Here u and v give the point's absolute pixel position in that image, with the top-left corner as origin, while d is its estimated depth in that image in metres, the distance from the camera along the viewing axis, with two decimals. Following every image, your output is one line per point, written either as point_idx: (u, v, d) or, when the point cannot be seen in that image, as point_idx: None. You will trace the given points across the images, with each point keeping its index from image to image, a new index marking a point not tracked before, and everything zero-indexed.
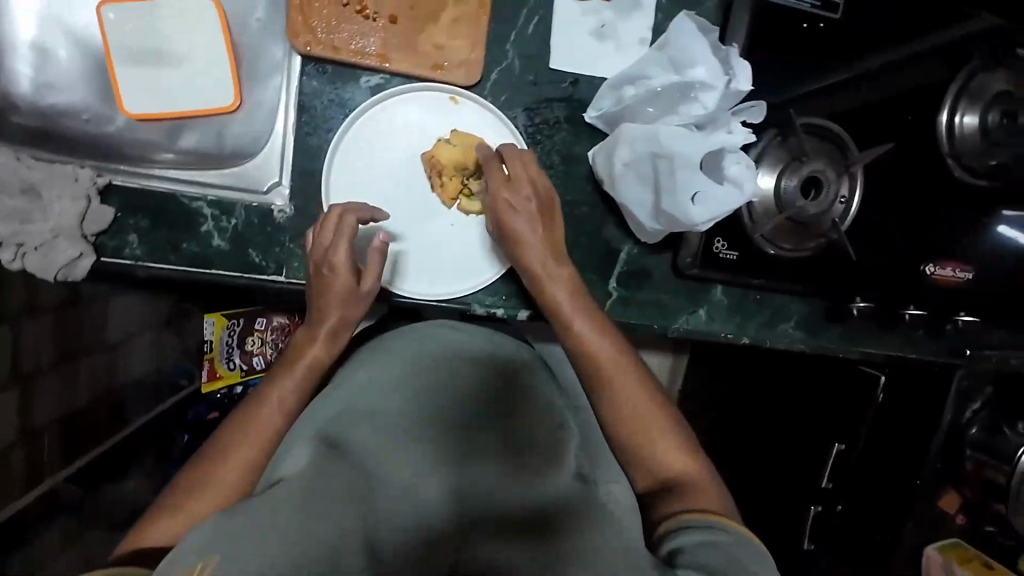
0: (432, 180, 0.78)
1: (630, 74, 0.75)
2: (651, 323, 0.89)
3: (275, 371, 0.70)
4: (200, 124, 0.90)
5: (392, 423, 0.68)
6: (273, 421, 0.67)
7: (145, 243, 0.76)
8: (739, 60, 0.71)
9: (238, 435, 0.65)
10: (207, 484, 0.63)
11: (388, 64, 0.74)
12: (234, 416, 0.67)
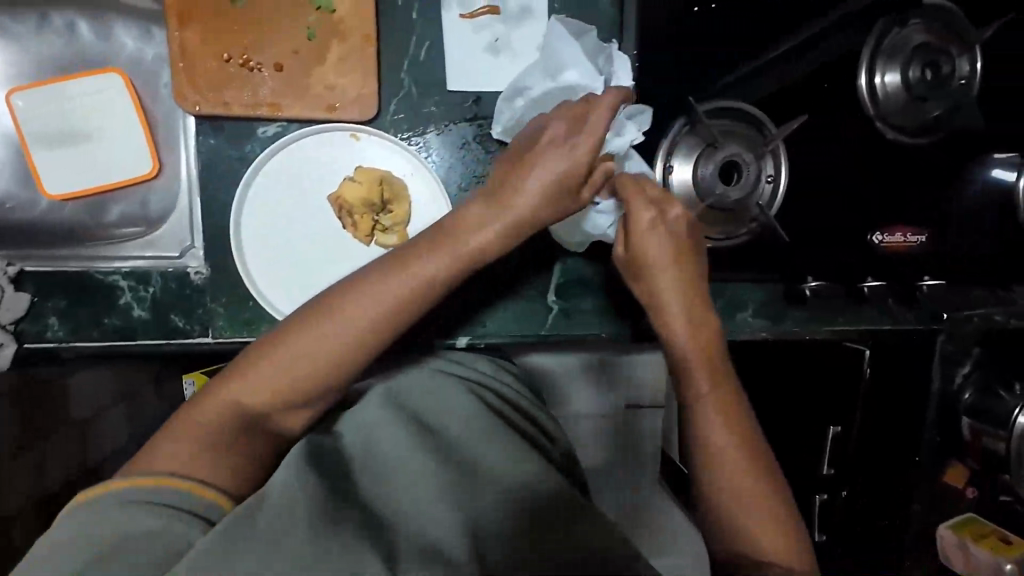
0: (344, 220, 0.77)
1: (515, 86, 0.71)
2: (598, 332, 0.86)
3: (281, 332, 0.56)
4: (123, 195, 0.90)
5: (384, 442, 0.55)
6: (309, 372, 0.54)
7: (66, 324, 0.75)
8: (617, 58, 0.69)
9: (248, 389, 0.54)
10: (218, 412, 0.53)
11: (280, 112, 0.74)
12: (234, 369, 0.55)
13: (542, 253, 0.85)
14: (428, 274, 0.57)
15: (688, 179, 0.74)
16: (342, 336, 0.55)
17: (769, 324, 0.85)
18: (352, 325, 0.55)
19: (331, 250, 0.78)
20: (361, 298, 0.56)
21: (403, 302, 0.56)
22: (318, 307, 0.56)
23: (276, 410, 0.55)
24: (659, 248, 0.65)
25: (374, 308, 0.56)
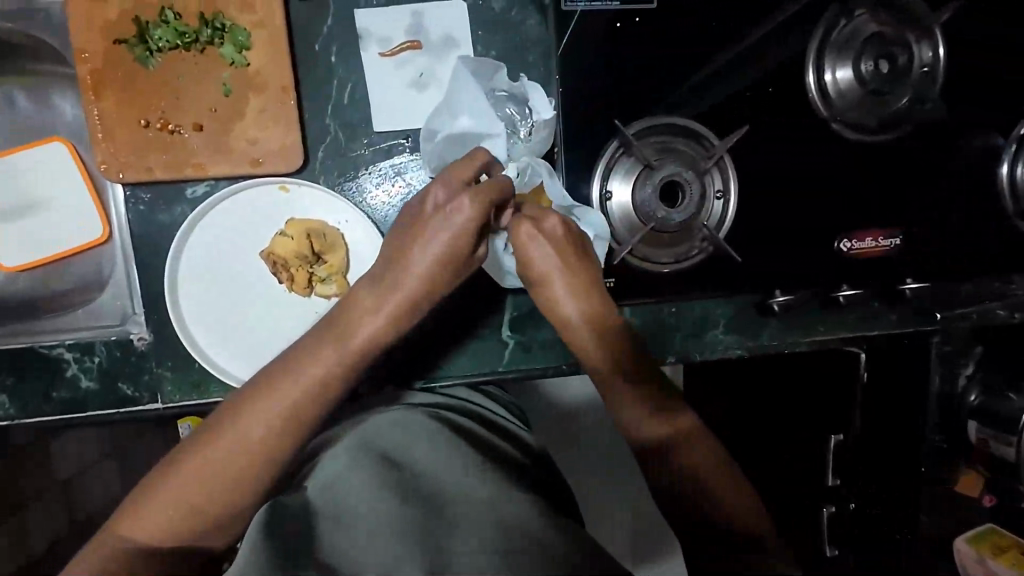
0: (280, 275, 0.75)
1: (434, 130, 0.69)
2: (559, 363, 0.82)
3: (183, 449, 0.55)
4: (79, 260, 0.90)
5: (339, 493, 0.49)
6: (232, 452, 0.53)
7: (17, 400, 0.76)
8: (531, 95, 0.70)
9: (155, 512, 0.52)
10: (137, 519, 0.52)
11: (204, 172, 0.72)
12: (136, 496, 0.53)
13: (492, 287, 0.81)
14: (323, 370, 0.57)
15: (629, 202, 0.69)
16: (241, 444, 0.54)
17: (742, 339, 0.83)
18: (248, 430, 0.54)
19: (271, 305, 0.76)
20: (259, 404, 0.55)
21: (299, 400, 0.55)
22: (214, 419, 0.56)
23: (192, 525, 0.52)
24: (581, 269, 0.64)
25: (271, 412, 0.55)
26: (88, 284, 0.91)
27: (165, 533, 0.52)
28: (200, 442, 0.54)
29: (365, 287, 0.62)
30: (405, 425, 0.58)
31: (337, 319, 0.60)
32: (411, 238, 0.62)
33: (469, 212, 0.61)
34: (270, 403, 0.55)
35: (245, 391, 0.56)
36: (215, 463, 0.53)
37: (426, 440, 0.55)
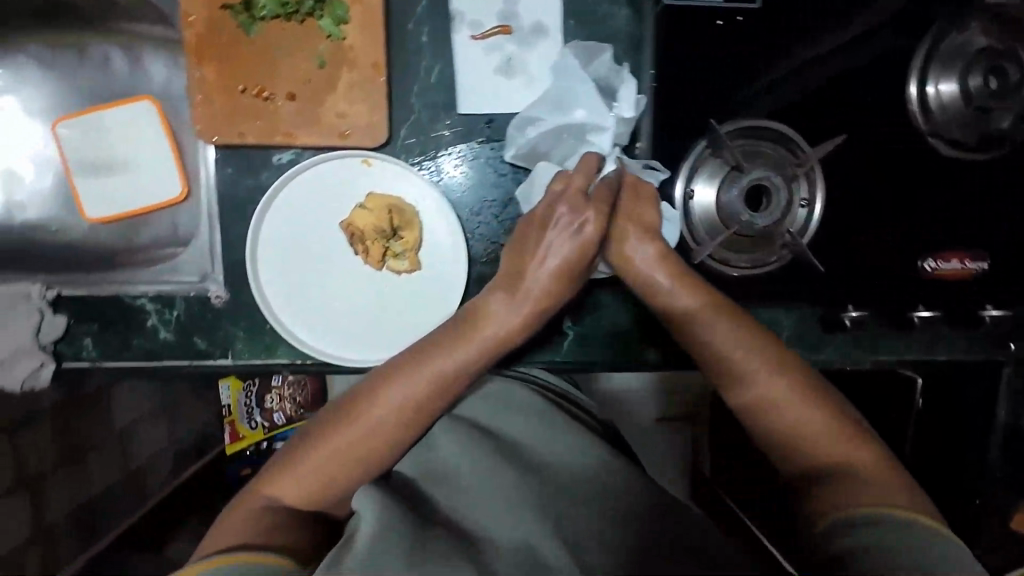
0: (355, 247, 0.77)
1: (527, 117, 0.72)
2: (616, 359, 0.82)
3: (321, 428, 0.59)
4: (157, 217, 0.95)
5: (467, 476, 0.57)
6: (379, 422, 0.58)
7: (99, 345, 0.79)
8: (627, 88, 0.70)
9: (298, 478, 0.57)
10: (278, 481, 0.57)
11: (293, 141, 0.74)
12: (278, 464, 0.59)
13: None
14: (452, 366, 0.60)
15: (711, 202, 0.69)
16: (372, 426, 0.58)
17: (801, 353, 0.77)
18: (380, 420, 0.58)
19: (345, 275, 0.78)
20: (392, 395, 0.59)
21: (429, 398, 0.59)
22: (349, 401, 0.60)
23: (325, 498, 0.58)
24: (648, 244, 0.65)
25: (405, 405, 0.58)
26: (164, 240, 0.95)
27: (302, 502, 0.57)
28: (337, 423, 0.59)
29: (499, 292, 0.63)
30: (511, 419, 0.66)
31: (467, 316, 0.63)
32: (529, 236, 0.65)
33: (594, 225, 0.64)
34: (403, 396, 0.59)
35: (378, 378, 0.60)
36: (349, 440, 0.58)
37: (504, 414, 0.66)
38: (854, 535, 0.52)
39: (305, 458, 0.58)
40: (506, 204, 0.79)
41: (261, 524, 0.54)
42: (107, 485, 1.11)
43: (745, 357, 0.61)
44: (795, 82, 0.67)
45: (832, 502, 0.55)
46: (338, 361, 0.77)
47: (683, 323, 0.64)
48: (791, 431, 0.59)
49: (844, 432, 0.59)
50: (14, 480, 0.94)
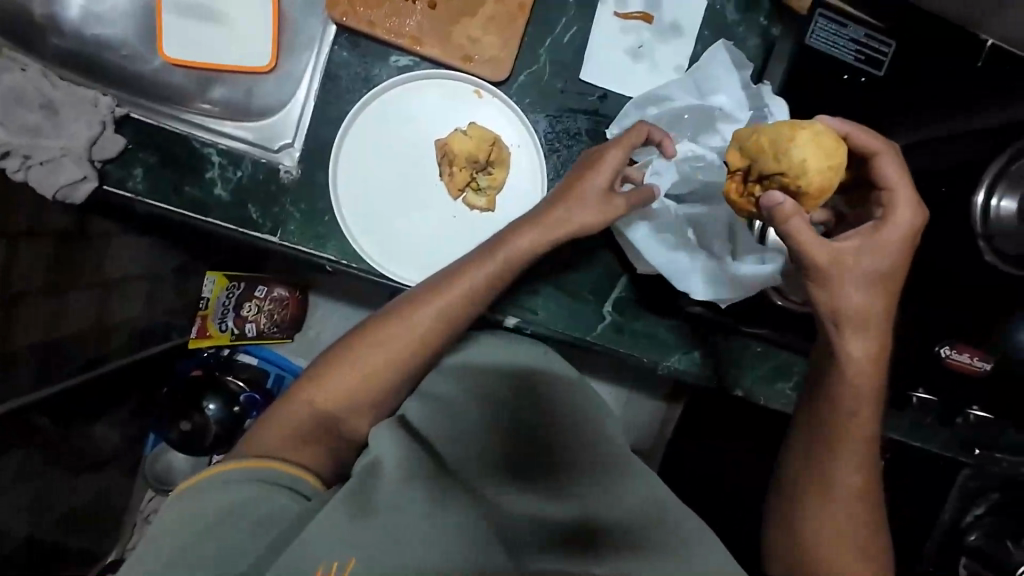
0: (442, 168, 0.77)
1: (655, 95, 0.74)
2: (642, 357, 0.87)
3: (331, 363, 0.68)
4: (232, 80, 0.91)
5: (483, 433, 0.66)
6: (406, 336, 0.68)
7: (148, 179, 0.75)
8: (772, 99, 0.69)
9: (328, 390, 0.66)
10: (312, 390, 0.67)
11: (418, 48, 0.74)
12: (292, 397, 0.67)
13: (611, 263, 0.85)
14: (479, 277, 0.68)
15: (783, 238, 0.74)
16: (398, 334, 0.68)
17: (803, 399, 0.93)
18: (387, 357, 0.67)
19: (420, 192, 0.78)
20: (397, 338, 0.67)
21: (430, 339, 0.68)
22: (357, 337, 0.69)
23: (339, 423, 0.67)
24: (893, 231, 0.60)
25: (406, 345, 0.68)
26: (231, 103, 0.92)
27: (318, 427, 0.66)
28: (346, 360, 0.68)
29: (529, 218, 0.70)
30: (512, 372, 0.71)
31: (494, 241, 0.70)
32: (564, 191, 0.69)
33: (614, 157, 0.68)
34: (407, 341, 0.68)
35: (394, 312, 0.69)
36: (375, 351, 0.67)
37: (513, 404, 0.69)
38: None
39: (319, 391, 0.66)
40: None
41: (287, 444, 0.63)
42: (75, 331, 1.02)
43: (849, 427, 0.69)
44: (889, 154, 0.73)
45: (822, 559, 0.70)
46: (386, 272, 0.77)
47: (835, 394, 0.68)
48: (823, 498, 0.71)
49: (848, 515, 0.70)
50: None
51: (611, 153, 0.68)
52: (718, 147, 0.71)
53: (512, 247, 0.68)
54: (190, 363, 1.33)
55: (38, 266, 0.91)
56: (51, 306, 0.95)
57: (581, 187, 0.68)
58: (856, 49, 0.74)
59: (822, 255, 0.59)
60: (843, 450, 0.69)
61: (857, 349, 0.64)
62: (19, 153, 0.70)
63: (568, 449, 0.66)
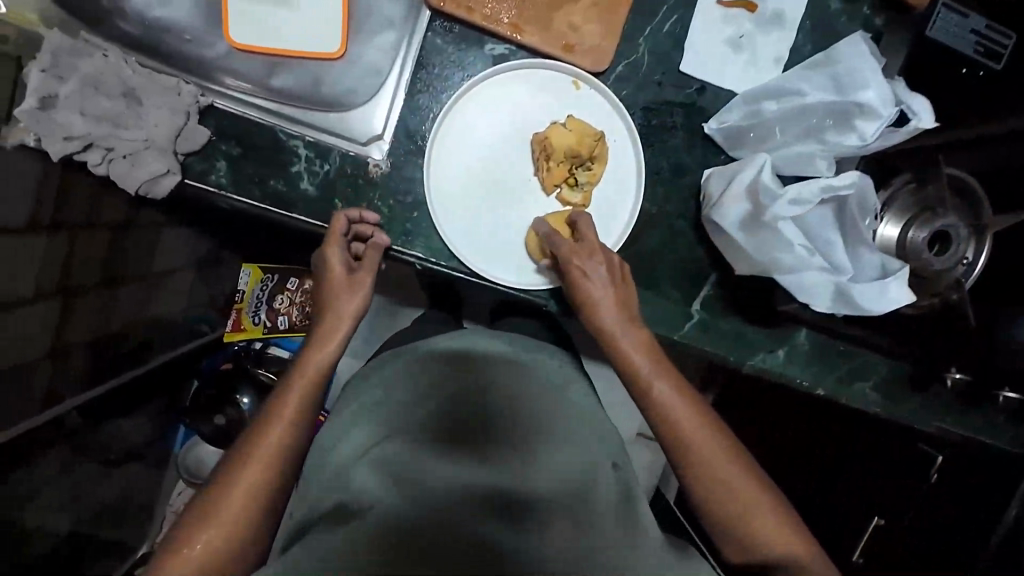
0: (539, 163, 0.74)
1: (779, 88, 0.71)
2: (727, 355, 0.84)
3: (224, 463, 0.59)
4: (298, 67, 0.83)
5: (409, 440, 0.54)
6: (317, 377, 0.63)
7: (232, 172, 0.72)
8: (916, 95, 0.66)
9: (241, 478, 0.57)
10: (225, 484, 0.57)
11: (518, 36, 0.72)
12: (166, 551, 0.55)
13: (701, 262, 0.83)
14: (355, 302, 0.67)
15: (894, 237, 0.73)
16: (310, 374, 0.63)
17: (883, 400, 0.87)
18: (264, 449, 0.59)
19: (513, 187, 0.75)
20: (271, 424, 0.60)
21: (303, 414, 0.62)
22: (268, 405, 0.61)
23: (234, 548, 0.56)
24: (602, 293, 0.67)
25: (281, 427, 0.60)
26: (292, 92, 0.83)
27: (209, 562, 0.55)
28: (222, 475, 0.58)
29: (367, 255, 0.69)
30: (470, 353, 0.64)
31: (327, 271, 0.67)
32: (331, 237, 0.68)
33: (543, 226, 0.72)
34: (279, 426, 0.60)
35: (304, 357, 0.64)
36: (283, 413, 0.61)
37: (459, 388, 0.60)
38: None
39: (200, 524, 0.56)
40: (685, 175, 0.80)
41: (212, 552, 0.55)
42: (122, 327, 0.95)
43: (701, 438, 0.63)
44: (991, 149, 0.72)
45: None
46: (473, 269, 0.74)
47: (666, 410, 0.64)
48: (727, 505, 0.62)
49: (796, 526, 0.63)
50: (52, 286, 0.79)
51: (332, 255, 0.67)
52: (855, 145, 0.67)
53: (333, 317, 0.66)
54: (218, 357, 1.18)
55: (96, 258, 0.84)
56: (108, 301, 0.89)
57: (333, 281, 0.67)
58: (978, 40, 0.69)
59: (608, 324, 0.67)
60: (729, 457, 0.63)
61: (644, 370, 0.65)
62: (101, 146, 0.67)
63: (529, 444, 0.56)
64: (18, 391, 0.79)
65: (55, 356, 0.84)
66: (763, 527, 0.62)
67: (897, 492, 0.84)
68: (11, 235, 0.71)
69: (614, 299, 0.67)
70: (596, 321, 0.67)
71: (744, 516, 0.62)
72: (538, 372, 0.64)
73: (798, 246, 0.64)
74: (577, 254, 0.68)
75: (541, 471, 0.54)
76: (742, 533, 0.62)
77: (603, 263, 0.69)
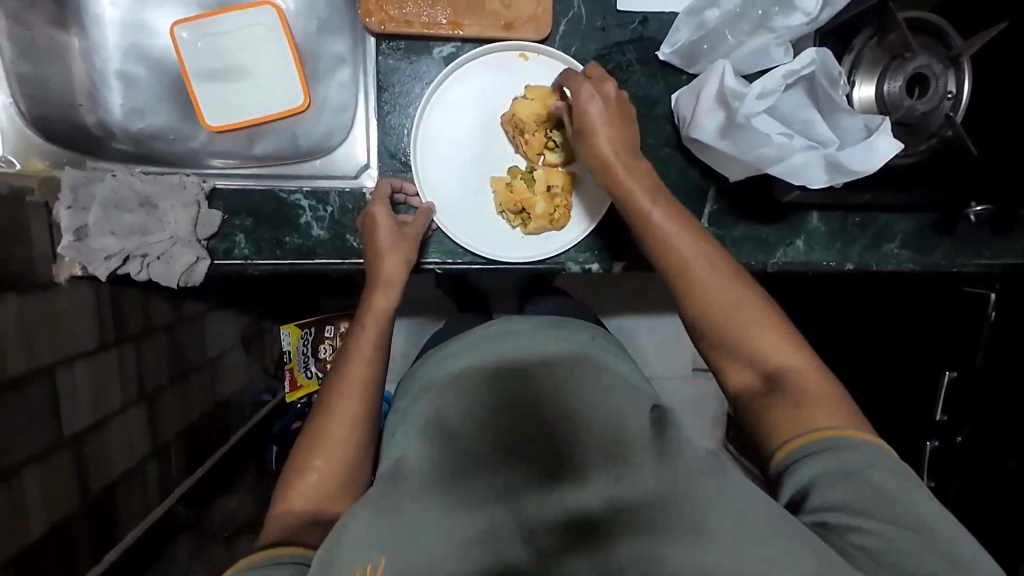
0: (516, 140, 0.78)
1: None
2: (750, 261, 0.86)
3: (313, 421, 0.61)
4: (277, 128, 0.89)
5: (477, 444, 0.55)
6: (376, 339, 0.66)
7: (251, 242, 0.78)
8: None
9: (333, 439, 0.59)
10: (319, 444, 0.59)
11: (460, 31, 0.75)
12: (285, 476, 0.58)
13: (698, 180, 0.84)
14: (394, 262, 0.69)
15: (871, 96, 0.74)
16: (376, 336, 0.66)
17: (915, 254, 0.90)
18: (356, 387, 0.62)
19: (499, 168, 0.80)
20: (355, 366, 0.64)
21: (381, 359, 0.65)
22: (341, 366, 0.64)
23: (341, 484, 0.58)
24: (596, 112, 0.69)
25: (363, 367, 0.64)
26: (281, 152, 0.89)
27: (322, 497, 0.57)
28: (322, 410, 0.62)
29: (390, 214, 0.71)
30: (509, 356, 0.66)
31: (368, 237, 0.71)
32: (374, 203, 0.72)
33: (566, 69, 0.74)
34: (363, 367, 0.64)
35: (362, 316, 0.67)
36: (356, 377, 0.63)
37: (512, 378, 0.63)
38: (813, 475, 0.52)
39: (310, 454, 0.59)
40: (655, 105, 0.82)
41: (312, 505, 0.57)
42: (204, 411, 1.04)
43: (694, 254, 0.63)
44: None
45: (789, 424, 0.55)
46: (490, 257, 0.79)
47: (659, 236, 0.65)
48: (717, 322, 0.61)
49: (806, 353, 0.59)
50: (134, 394, 0.87)
51: (377, 211, 0.71)
52: (803, 23, 0.70)
53: (384, 266, 0.68)
54: (289, 419, 1.12)
55: (160, 358, 0.93)
56: (180, 392, 0.97)
57: (381, 238, 0.70)
58: None
59: (601, 148, 0.68)
60: (732, 277, 0.62)
61: (654, 215, 0.65)
62: (137, 255, 0.74)
63: (563, 399, 0.60)
64: (137, 489, 0.88)
65: (157, 453, 0.92)
66: (757, 343, 0.59)
67: (961, 333, 0.88)
68: (89, 358, 0.79)
69: (612, 127, 0.69)
70: (585, 144, 0.70)
71: (734, 328, 0.60)
72: (576, 357, 0.67)
73: (778, 135, 0.66)
74: (583, 85, 0.69)
75: (602, 476, 0.51)
76: (743, 351, 0.60)
77: (610, 95, 0.70)
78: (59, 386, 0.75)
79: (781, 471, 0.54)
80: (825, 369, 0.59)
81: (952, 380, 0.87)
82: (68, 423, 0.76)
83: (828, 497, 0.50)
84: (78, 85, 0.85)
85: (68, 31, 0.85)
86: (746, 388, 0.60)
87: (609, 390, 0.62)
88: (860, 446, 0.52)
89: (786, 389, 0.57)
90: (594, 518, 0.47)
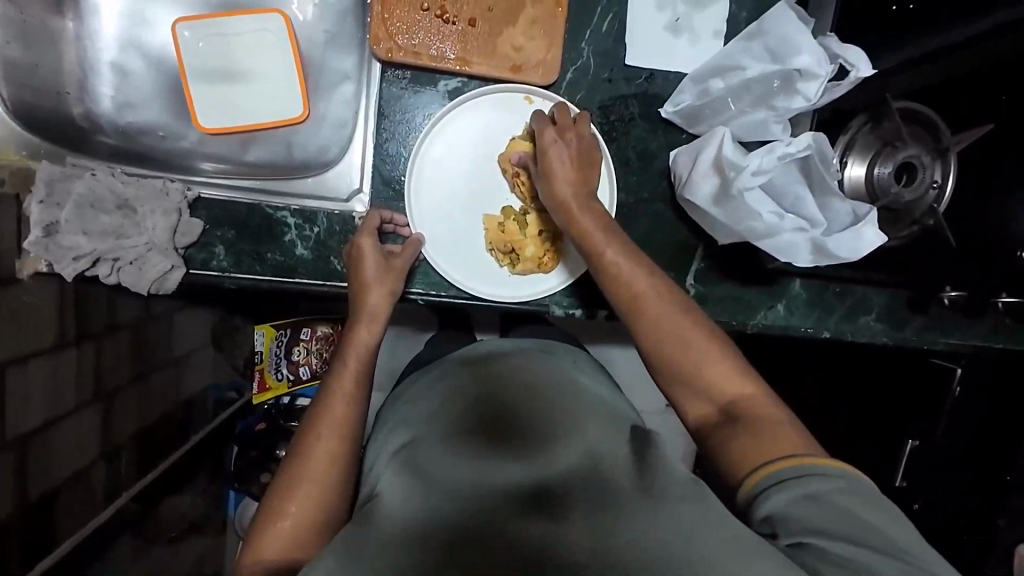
0: (512, 182, 0.78)
1: (716, 67, 0.75)
2: (730, 319, 0.87)
3: (289, 463, 0.59)
4: (270, 137, 0.87)
5: (438, 443, 0.56)
6: (355, 375, 0.64)
7: (231, 255, 0.76)
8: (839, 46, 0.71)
9: (309, 480, 0.57)
10: (294, 487, 0.57)
11: (467, 68, 0.75)
12: (258, 522, 0.56)
13: (687, 236, 0.85)
14: (380, 294, 0.68)
15: (860, 177, 0.77)
16: (358, 371, 0.64)
17: (887, 329, 0.90)
18: (336, 425, 0.61)
19: (493, 206, 0.79)
20: (333, 402, 0.62)
21: (362, 393, 0.64)
22: (318, 405, 0.62)
23: (318, 526, 0.56)
24: (559, 156, 0.69)
25: (344, 402, 0.62)
26: (273, 162, 0.87)
27: (297, 541, 0.55)
28: (299, 454, 0.59)
29: (378, 246, 0.71)
30: (477, 370, 0.68)
31: (353, 270, 0.70)
32: (361, 234, 0.71)
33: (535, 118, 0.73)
34: (341, 402, 0.62)
35: (343, 349, 0.66)
36: (333, 415, 0.61)
37: (480, 388, 0.64)
38: (784, 498, 0.49)
39: (284, 498, 0.57)
40: (653, 160, 0.82)
41: (289, 552, 0.54)
42: (163, 413, 1.00)
43: (658, 290, 0.62)
44: (934, 60, 0.71)
45: (757, 454, 0.53)
46: (478, 294, 0.78)
47: (612, 271, 0.64)
48: (674, 357, 0.60)
49: (748, 373, 0.59)
50: (90, 393, 0.83)
51: (363, 243, 0.70)
52: (802, 107, 0.71)
53: (370, 299, 0.67)
54: (252, 419, 1.09)
55: (122, 358, 0.89)
56: (140, 393, 0.93)
57: (368, 271, 0.69)
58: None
59: (559, 190, 0.68)
60: (688, 315, 0.61)
61: (606, 251, 0.64)
62: (108, 258, 0.72)
63: (540, 417, 0.58)
64: (82, 493, 0.84)
65: (106, 458, 0.87)
66: (713, 374, 0.58)
67: (924, 406, 0.90)
68: (45, 356, 0.75)
69: (571, 169, 0.69)
70: (547, 188, 0.69)
71: (682, 356, 0.59)
72: (557, 377, 0.67)
73: (769, 212, 0.67)
74: (548, 130, 0.71)
75: (560, 462, 0.51)
76: (697, 384, 0.59)
77: (575, 141, 0.70)
78: (11, 384, 0.71)
79: (754, 497, 0.51)
80: (768, 389, 0.58)
81: (915, 448, 0.90)
82: (14, 425, 0.71)
83: (804, 521, 0.47)
84: (68, 72, 0.82)
85: (63, 17, 0.82)
86: (707, 419, 0.59)
87: (591, 411, 0.61)
88: (841, 472, 0.49)
89: (739, 421, 0.56)
90: (566, 528, 0.45)
